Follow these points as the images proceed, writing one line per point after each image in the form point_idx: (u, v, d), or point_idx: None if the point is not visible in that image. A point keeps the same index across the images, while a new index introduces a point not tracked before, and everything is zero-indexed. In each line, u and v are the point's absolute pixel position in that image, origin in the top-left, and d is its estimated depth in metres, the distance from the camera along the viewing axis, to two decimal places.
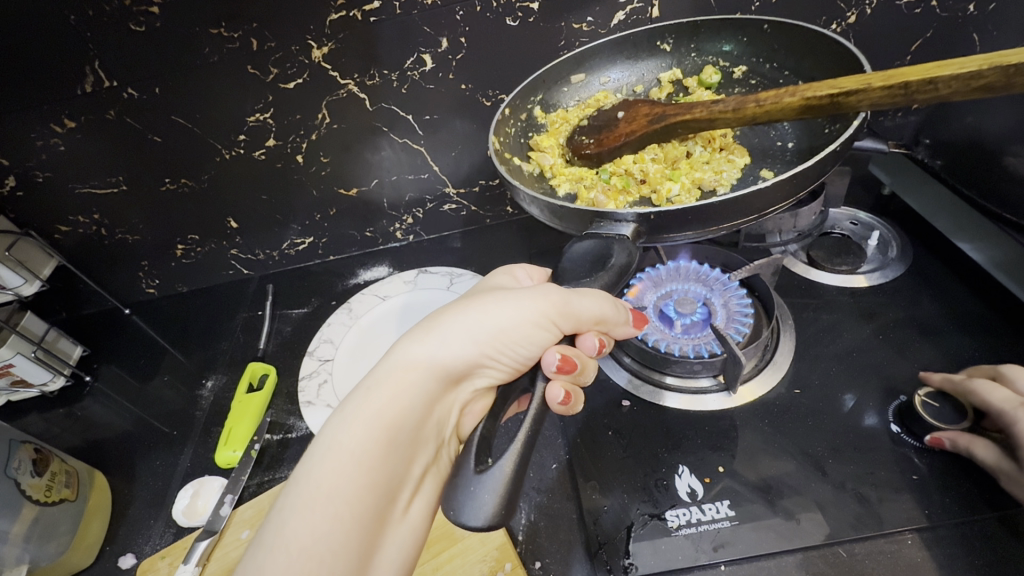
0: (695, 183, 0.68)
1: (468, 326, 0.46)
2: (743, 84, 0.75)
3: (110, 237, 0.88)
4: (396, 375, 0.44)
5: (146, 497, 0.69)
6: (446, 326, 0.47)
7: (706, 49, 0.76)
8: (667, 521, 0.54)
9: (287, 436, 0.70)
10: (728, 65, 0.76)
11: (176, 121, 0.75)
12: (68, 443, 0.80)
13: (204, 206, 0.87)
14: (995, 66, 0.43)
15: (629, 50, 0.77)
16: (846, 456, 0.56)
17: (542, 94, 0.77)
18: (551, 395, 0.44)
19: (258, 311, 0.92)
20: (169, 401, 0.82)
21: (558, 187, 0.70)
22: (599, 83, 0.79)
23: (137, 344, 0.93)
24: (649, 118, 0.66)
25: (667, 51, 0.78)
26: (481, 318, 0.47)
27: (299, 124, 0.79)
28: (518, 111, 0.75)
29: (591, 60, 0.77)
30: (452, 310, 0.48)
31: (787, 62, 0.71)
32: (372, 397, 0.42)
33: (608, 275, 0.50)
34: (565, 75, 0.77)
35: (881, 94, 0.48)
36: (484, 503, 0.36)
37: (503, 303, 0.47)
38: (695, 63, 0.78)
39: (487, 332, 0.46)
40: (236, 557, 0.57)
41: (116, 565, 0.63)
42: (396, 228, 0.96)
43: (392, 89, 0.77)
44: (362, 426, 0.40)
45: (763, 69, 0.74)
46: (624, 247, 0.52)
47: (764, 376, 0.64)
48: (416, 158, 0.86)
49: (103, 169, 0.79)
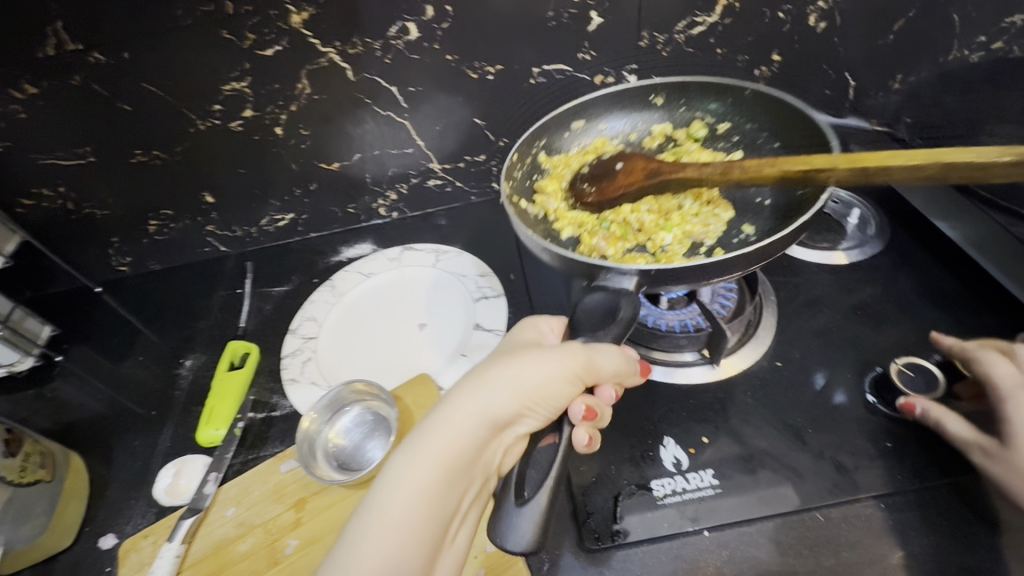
0: (685, 235, 0.69)
1: (516, 373, 0.45)
2: (725, 139, 0.76)
3: (78, 212, 0.84)
4: (450, 421, 0.43)
5: (124, 477, 0.68)
6: (494, 374, 0.46)
7: (695, 104, 0.78)
8: (653, 491, 0.55)
9: (271, 414, 0.69)
10: (713, 120, 0.77)
11: (148, 89, 0.72)
12: (40, 424, 0.77)
13: (178, 179, 0.83)
14: (935, 162, 0.49)
15: (624, 100, 0.78)
16: (824, 426, 0.58)
17: (546, 139, 0.77)
18: (576, 440, 0.47)
19: (237, 290, 0.89)
20: (145, 381, 0.80)
21: (560, 229, 0.70)
22: (597, 130, 0.79)
23: (110, 323, 0.90)
24: (646, 173, 0.68)
25: (660, 104, 0.79)
26: (528, 366, 0.46)
27: (279, 94, 0.76)
28: (529, 158, 0.76)
29: (591, 108, 0.78)
30: (499, 361, 0.48)
31: (763, 122, 0.73)
32: (426, 442, 0.42)
33: (616, 330, 0.49)
34: (566, 121, 0.78)
35: (846, 174, 0.53)
36: (523, 533, 0.41)
37: (544, 355, 0.47)
38: (684, 116, 0.79)
39: (534, 380, 0.45)
40: (221, 535, 0.56)
41: (96, 546, 0.62)
42: (379, 204, 0.94)
43: (375, 59, 0.74)
44: (418, 470, 0.40)
45: (744, 126, 0.74)
46: (631, 301, 0.50)
47: (747, 350, 0.65)
48: (399, 131, 0.84)
49: (68, 139, 0.75)
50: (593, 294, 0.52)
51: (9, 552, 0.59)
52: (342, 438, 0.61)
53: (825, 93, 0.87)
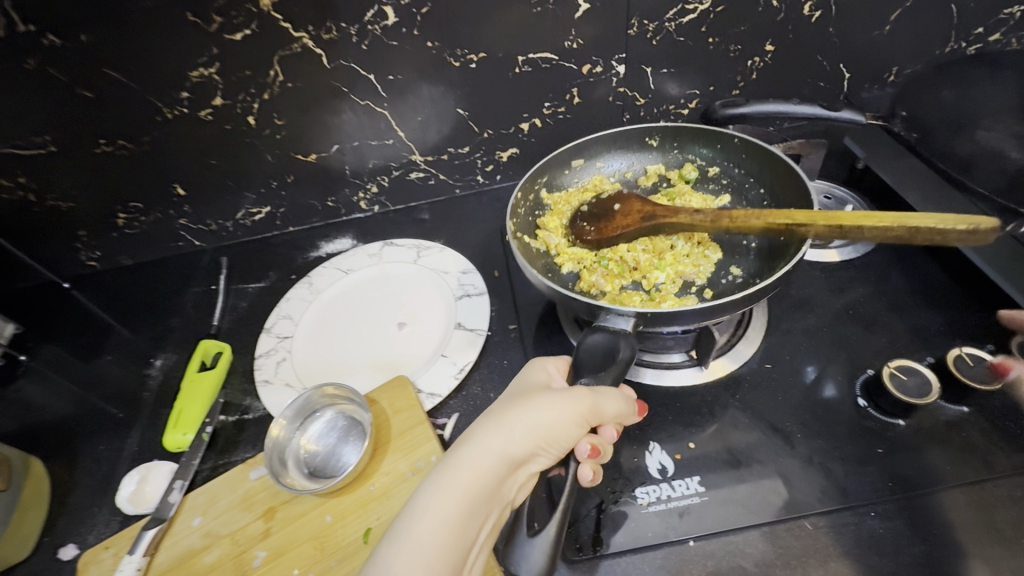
0: (678, 275, 0.67)
1: (535, 412, 0.45)
2: (714, 182, 0.75)
3: (41, 205, 0.79)
4: (472, 459, 0.43)
5: (88, 484, 0.65)
6: (512, 412, 0.45)
7: (687, 147, 0.77)
8: (637, 498, 0.54)
9: (243, 417, 0.66)
10: (704, 163, 0.77)
11: (110, 75, 0.68)
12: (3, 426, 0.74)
13: (146, 171, 0.79)
14: (900, 225, 0.50)
15: (620, 142, 0.78)
16: (813, 430, 0.56)
17: (548, 176, 0.77)
18: (581, 475, 0.48)
19: (211, 286, 0.86)
20: (113, 381, 0.77)
21: (560, 266, 0.69)
22: (595, 169, 0.79)
23: (79, 321, 0.86)
24: (642, 215, 0.67)
25: (655, 145, 0.78)
26: (546, 404, 0.45)
27: (250, 82, 0.72)
28: (533, 194, 0.74)
29: (590, 147, 0.78)
30: (516, 399, 0.48)
31: (751, 168, 0.73)
32: (448, 480, 0.41)
33: (616, 372, 0.49)
34: (566, 159, 0.77)
35: (823, 229, 0.54)
36: (535, 560, 0.43)
37: (560, 394, 0.46)
38: (677, 158, 0.78)
39: (553, 420, 0.45)
40: (187, 546, 0.54)
41: (57, 556, 0.59)
42: (360, 197, 0.90)
43: (351, 45, 0.71)
44: (442, 508, 0.40)
45: (732, 172, 0.74)
46: (629, 342, 0.51)
47: (737, 351, 0.63)
48: (379, 122, 0.80)
49: (26, 127, 0.71)
50: (593, 336, 0.52)
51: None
52: (314, 444, 0.59)
53: (819, 85, 0.85)
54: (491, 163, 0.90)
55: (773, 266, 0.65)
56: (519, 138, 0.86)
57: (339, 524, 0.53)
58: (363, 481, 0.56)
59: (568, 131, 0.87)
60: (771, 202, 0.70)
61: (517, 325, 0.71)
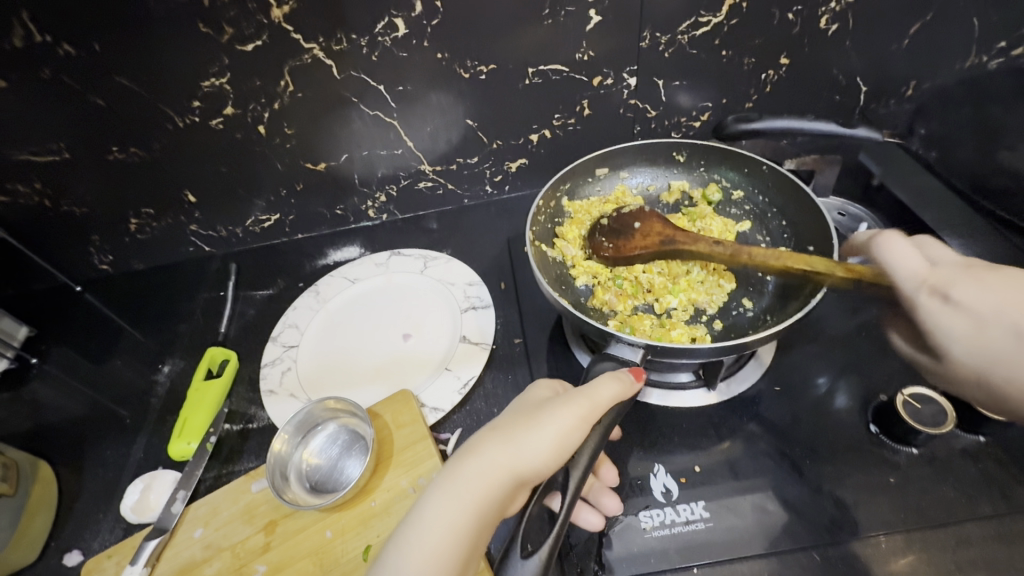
0: (691, 302, 0.66)
1: (540, 423, 0.44)
2: (737, 207, 0.74)
3: (54, 210, 0.80)
4: (475, 471, 0.42)
5: (94, 489, 0.65)
6: (516, 425, 0.44)
7: (714, 168, 0.76)
8: (640, 522, 0.53)
9: (248, 426, 0.66)
10: (729, 186, 0.76)
11: (123, 84, 0.69)
12: (14, 428, 0.75)
13: (158, 177, 0.80)
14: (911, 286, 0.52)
15: (647, 154, 0.77)
16: (822, 457, 0.55)
17: (570, 184, 0.76)
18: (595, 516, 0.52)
19: (219, 292, 0.87)
20: (121, 386, 0.77)
21: (576, 279, 0.69)
22: (619, 180, 0.78)
23: (89, 324, 0.87)
24: (662, 238, 0.67)
25: (681, 162, 0.77)
26: (550, 416, 0.44)
27: (260, 91, 0.73)
28: (556, 202, 0.75)
29: (615, 158, 0.77)
30: (520, 412, 0.47)
31: (776, 198, 0.72)
32: (448, 493, 0.41)
33: (622, 401, 0.50)
34: (590, 168, 0.77)
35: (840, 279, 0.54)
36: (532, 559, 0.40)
37: (568, 408, 0.45)
38: (701, 177, 0.77)
39: (558, 430, 0.44)
40: (188, 557, 0.54)
41: (61, 562, 0.59)
42: (368, 206, 0.90)
43: (361, 56, 0.71)
44: (443, 521, 0.39)
45: (757, 199, 0.73)
46: (636, 375, 0.52)
47: (746, 372, 0.63)
48: (388, 132, 0.80)
49: (42, 134, 0.72)
50: (604, 363, 0.53)
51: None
52: (316, 457, 0.59)
53: (835, 99, 0.83)
54: (499, 173, 0.89)
55: (785, 311, 0.63)
56: (528, 149, 0.86)
57: (339, 540, 0.53)
58: (364, 497, 0.55)
59: (578, 142, 0.86)
60: (790, 236, 0.70)
61: (522, 340, 0.71)
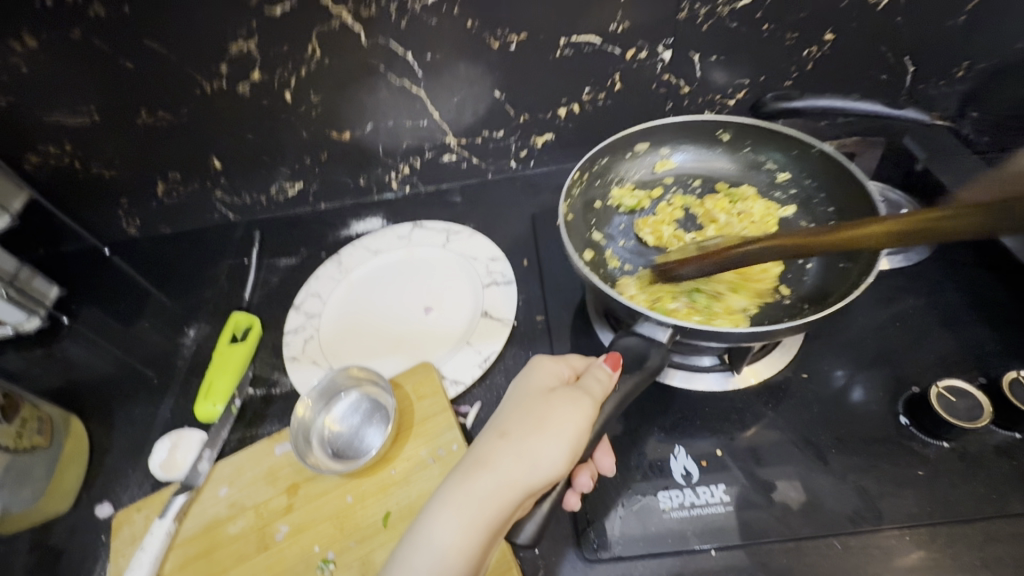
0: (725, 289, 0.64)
1: (554, 433, 0.43)
2: (782, 191, 0.72)
3: (84, 172, 0.81)
4: (494, 489, 0.41)
5: (124, 445, 0.67)
6: (530, 434, 0.43)
7: (760, 149, 0.73)
8: (659, 502, 0.53)
9: (271, 391, 0.67)
10: (775, 168, 0.73)
11: (150, 46, 0.68)
12: (48, 383, 0.77)
13: (184, 143, 0.80)
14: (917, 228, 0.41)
15: (690, 131, 0.74)
16: (849, 446, 0.54)
17: (608, 159, 0.73)
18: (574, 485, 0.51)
19: (244, 259, 0.87)
20: (149, 347, 0.79)
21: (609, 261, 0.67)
22: (659, 157, 0.75)
23: (118, 286, 0.89)
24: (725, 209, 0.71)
25: (725, 141, 0.75)
26: (564, 422, 0.44)
27: (288, 57, 0.72)
28: (588, 176, 0.72)
29: (656, 133, 0.74)
30: (530, 411, 0.45)
31: (825, 182, 0.69)
32: (466, 512, 0.40)
33: (641, 376, 0.50)
34: (630, 143, 0.74)
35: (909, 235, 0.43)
36: (529, 531, 0.45)
37: (576, 408, 0.45)
38: (746, 158, 0.75)
39: (574, 438, 0.43)
40: (214, 515, 0.55)
41: (93, 513, 0.62)
42: (392, 177, 0.89)
43: (390, 22, 0.69)
44: (461, 538, 0.40)
45: (804, 183, 0.71)
46: (661, 352, 0.52)
47: (772, 359, 0.61)
48: (414, 102, 0.79)
49: (71, 96, 0.72)
50: (628, 338, 0.53)
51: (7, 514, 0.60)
52: (338, 424, 0.60)
53: (880, 79, 0.79)
54: (525, 148, 0.87)
55: (824, 303, 0.62)
56: (556, 124, 0.84)
57: (359, 505, 0.54)
58: (384, 465, 0.56)
59: (607, 118, 0.84)
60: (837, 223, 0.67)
61: (544, 317, 0.70)
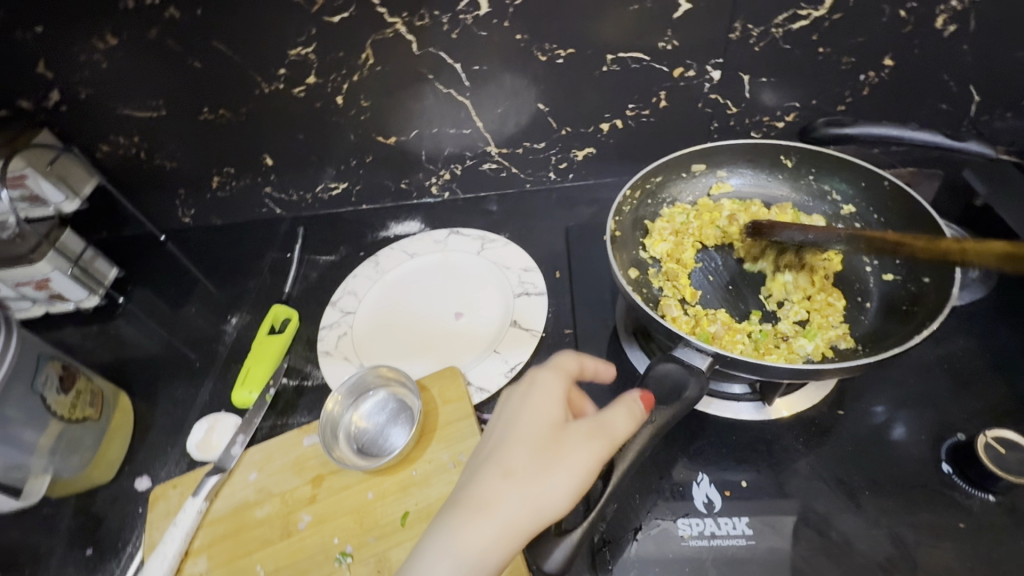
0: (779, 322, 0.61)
1: (563, 474, 0.42)
2: (846, 224, 0.69)
3: (148, 162, 0.86)
4: (502, 536, 0.40)
5: (164, 424, 0.71)
6: (538, 476, 0.42)
7: (825, 179, 0.71)
8: (678, 528, 0.52)
9: (303, 383, 0.70)
10: (840, 201, 0.70)
11: (217, 48, 0.73)
12: (101, 358, 0.82)
13: (241, 140, 0.84)
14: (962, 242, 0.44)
15: (753, 155, 0.72)
16: (884, 490, 0.52)
17: (662, 177, 0.72)
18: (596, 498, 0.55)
19: (286, 253, 0.91)
20: (195, 331, 0.83)
21: (652, 281, 0.65)
22: (716, 179, 0.74)
23: (170, 271, 0.94)
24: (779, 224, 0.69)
25: (788, 167, 0.72)
26: (576, 462, 0.43)
27: (343, 63, 0.75)
28: (642, 194, 0.71)
29: (714, 155, 0.73)
30: (539, 451, 0.43)
31: (893, 220, 0.66)
32: (471, 559, 0.40)
33: (678, 408, 0.48)
34: (686, 163, 0.72)
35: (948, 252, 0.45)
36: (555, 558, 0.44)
37: (587, 446, 0.43)
38: (810, 187, 0.72)
39: (582, 476, 0.42)
40: (243, 498, 0.58)
41: (133, 485, 0.65)
42: (432, 182, 0.91)
43: (441, 33, 0.71)
44: None
45: (870, 218, 0.68)
46: (698, 382, 0.50)
47: (807, 392, 0.59)
48: (459, 111, 0.81)
49: (143, 91, 0.77)
50: (666, 365, 0.51)
51: (56, 479, 0.65)
52: (364, 421, 0.61)
53: (940, 108, 0.76)
54: (565, 160, 0.88)
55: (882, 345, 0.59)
56: (597, 138, 0.84)
57: (379, 502, 0.55)
58: (406, 465, 0.57)
59: (649, 135, 0.84)
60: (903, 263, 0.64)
61: (573, 330, 0.70)
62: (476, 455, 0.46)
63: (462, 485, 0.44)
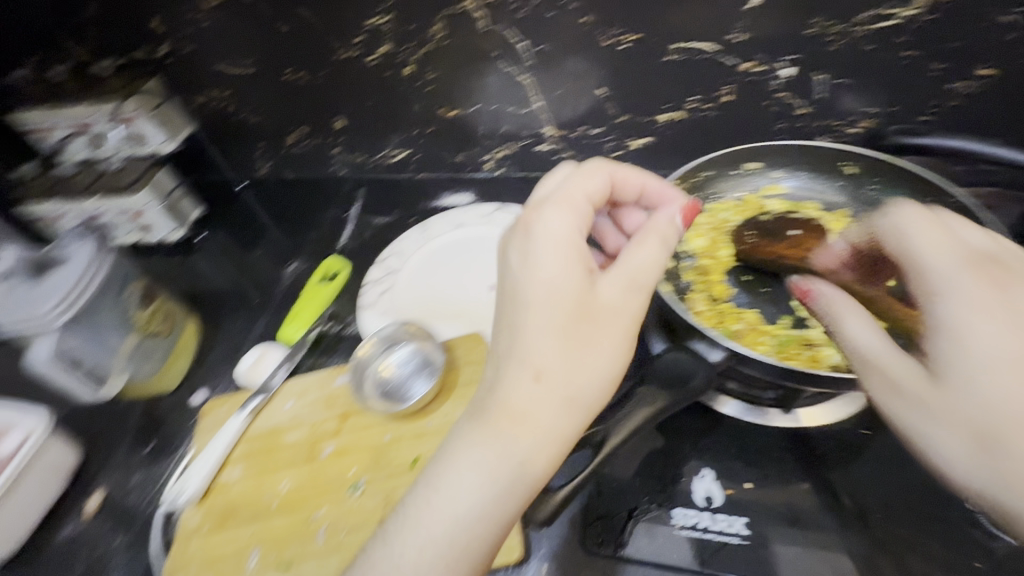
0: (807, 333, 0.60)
1: (597, 358, 0.43)
2: None
3: (236, 117, 0.94)
4: (542, 434, 0.41)
5: (223, 349, 0.79)
6: (569, 369, 0.42)
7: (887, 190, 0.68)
8: (673, 517, 0.52)
9: (344, 329, 0.76)
10: None
11: (303, 14, 0.78)
12: (178, 287, 0.92)
13: (316, 102, 0.90)
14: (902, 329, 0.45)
15: (811, 158, 0.71)
16: (897, 515, 0.50)
17: (712, 172, 0.71)
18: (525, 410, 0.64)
19: (346, 212, 0.97)
20: (257, 273, 0.91)
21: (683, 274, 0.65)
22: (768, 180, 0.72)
23: (244, 218, 1.03)
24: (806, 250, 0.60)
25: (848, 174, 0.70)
26: (609, 340, 0.43)
27: (414, 35, 0.78)
28: (688, 187, 0.70)
29: (769, 155, 0.72)
30: (568, 330, 0.42)
31: None
32: (512, 459, 0.41)
33: (682, 395, 0.49)
34: (740, 160, 0.71)
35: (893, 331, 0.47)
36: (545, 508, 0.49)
37: (616, 324, 0.44)
38: (868, 197, 0.70)
39: (614, 352, 0.44)
40: (277, 422, 0.64)
41: (191, 398, 0.74)
42: (486, 159, 0.94)
43: (509, 12, 0.73)
44: (505, 487, 0.41)
45: None
46: (709, 374, 0.50)
47: (834, 406, 0.57)
48: (518, 91, 0.83)
49: (237, 50, 0.84)
50: (676, 354, 0.51)
51: (131, 382, 0.74)
52: (391, 369, 0.64)
53: None
54: (618, 149, 0.88)
55: None
56: (653, 128, 0.83)
57: (393, 445, 0.60)
58: (421, 417, 0.61)
59: (707, 129, 0.82)
60: None
61: None
62: (496, 348, 0.44)
63: (489, 387, 0.43)
